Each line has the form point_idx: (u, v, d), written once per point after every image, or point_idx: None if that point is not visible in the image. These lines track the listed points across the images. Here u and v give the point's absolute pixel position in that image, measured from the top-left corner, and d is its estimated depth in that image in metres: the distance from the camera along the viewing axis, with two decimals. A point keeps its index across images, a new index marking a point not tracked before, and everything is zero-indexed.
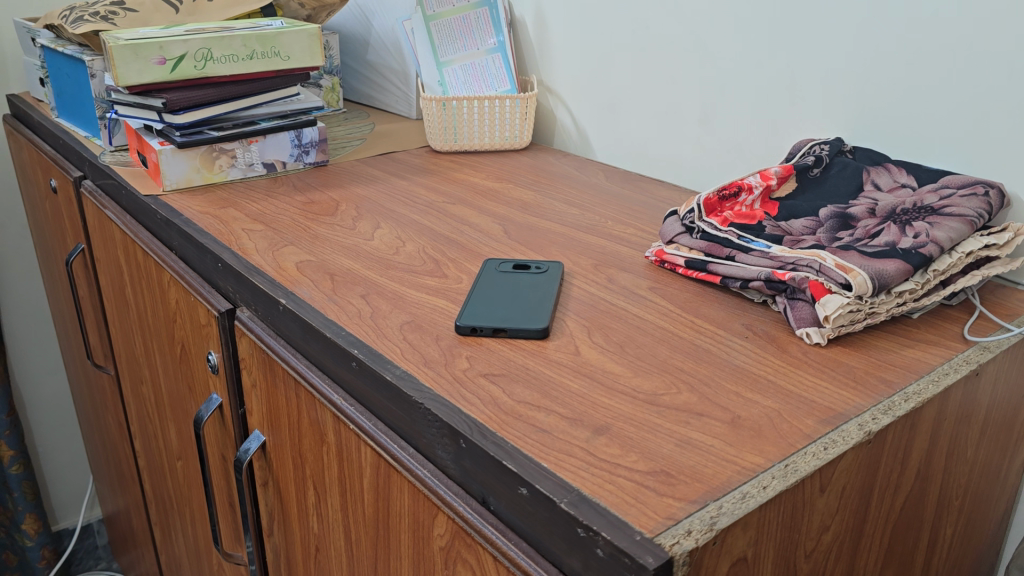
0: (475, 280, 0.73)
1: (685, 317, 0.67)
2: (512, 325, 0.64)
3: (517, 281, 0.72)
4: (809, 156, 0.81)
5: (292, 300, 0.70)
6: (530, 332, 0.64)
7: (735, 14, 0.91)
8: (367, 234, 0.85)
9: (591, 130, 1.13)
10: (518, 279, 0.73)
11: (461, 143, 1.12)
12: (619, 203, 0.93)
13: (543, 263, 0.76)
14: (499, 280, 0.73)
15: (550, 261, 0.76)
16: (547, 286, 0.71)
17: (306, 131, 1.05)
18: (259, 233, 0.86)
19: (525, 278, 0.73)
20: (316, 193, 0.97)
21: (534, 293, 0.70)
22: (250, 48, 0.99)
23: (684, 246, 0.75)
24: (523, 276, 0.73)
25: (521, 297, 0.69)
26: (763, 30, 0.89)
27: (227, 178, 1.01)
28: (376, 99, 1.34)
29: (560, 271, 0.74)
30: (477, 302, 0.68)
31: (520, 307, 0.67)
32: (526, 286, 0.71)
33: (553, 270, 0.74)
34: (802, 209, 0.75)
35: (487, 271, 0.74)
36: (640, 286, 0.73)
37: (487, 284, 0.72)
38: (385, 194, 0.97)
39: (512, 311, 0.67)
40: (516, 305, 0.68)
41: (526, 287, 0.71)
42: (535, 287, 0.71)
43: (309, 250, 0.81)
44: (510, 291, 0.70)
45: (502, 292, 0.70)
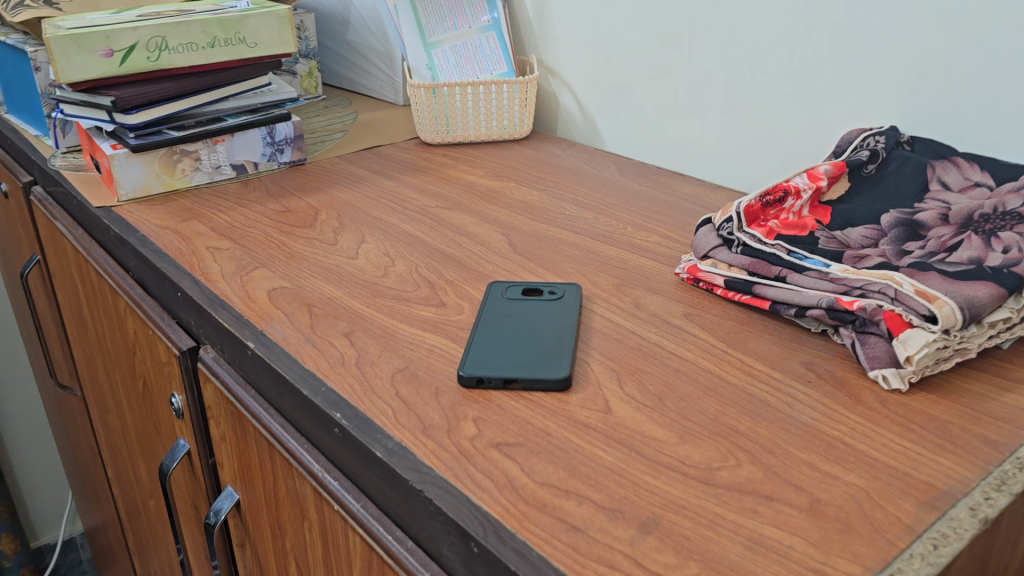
0: (479, 311, 0.62)
1: (732, 357, 0.56)
2: (526, 376, 0.53)
3: (529, 313, 0.61)
4: (862, 149, 0.69)
5: (261, 343, 0.59)
6: (549, 383, 0.53)
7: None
8: (350, 251, 0.73)
9: (599, 116, 1.01)
10: (530, 309, 0.62)
11: (454, 135, 1.00)
12: (638, 203, 0.82)
13: (557, 287, 0.65)
14: (507, 313, 0.61)
15: (566, 283, 0.65)
16: (565, 318, 0.60)
17: (279, 127, 0.92)
18: (225, 251, 0.74)
19: (539, 308, 0.62)
20: (292, 199, 0.85)
21: (549, 327, 0.59)
22: (211, 36, 0.86)
23: (721, 263, 0.64)
24: (534, 307, 0.62)
25: (534, 334, 0.58)
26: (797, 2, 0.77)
27: (191, 184, 0.89)
28: (358, 84, 1.22)
29: (578, 298, 0.63)
30: (483, 343, 0.57)
31: (535, 347, 0.56)
32: (539, 319, 0.60)
33: (570, 296, 0.63)
34: (859, 215, 0.64)
35: (491, 302, 0.63)
36: (673, 313, 0.62)
37: (492, 317, 0.61)
38: (370, 198, 0.85)
39: (525, 353, 0.56)
40: (529, 344, 0.57)
41: (540, 322, 0.60)
42: (551, 320, 0.60)
43: (282, 273, 0.70)
44: (519, 325, 0.59)
45: (511, 328, 0.59)
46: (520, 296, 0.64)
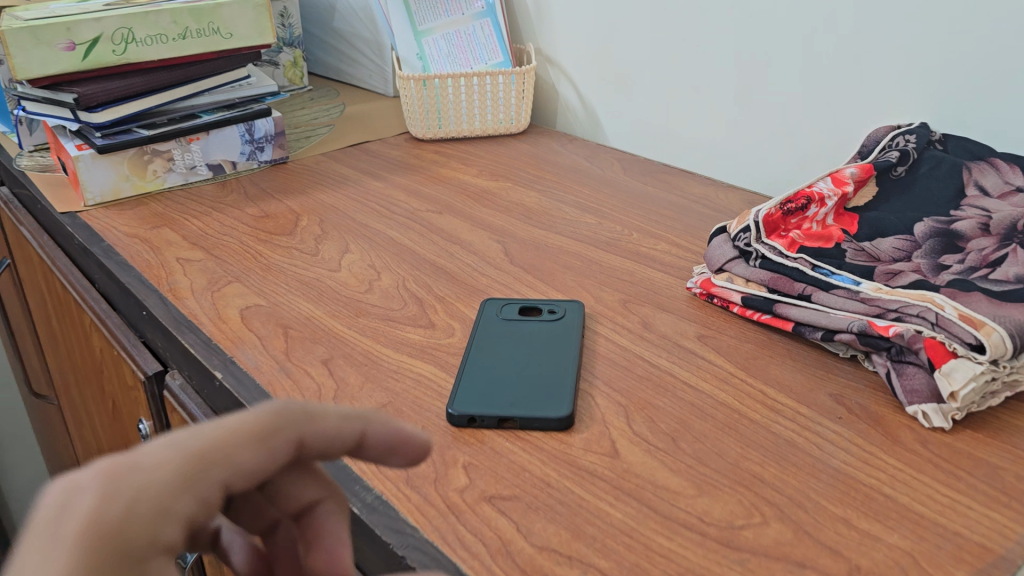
0: (472, 335, 0.56)
1: (753, 388, 0.51)
2: (524, 414, 0.47)
3: (526, 338, 0.55)
4: (890, 149, 0.63)
5: (230, 373, 0.53)
6: (548, 422, 0.47)
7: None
8: (332, 261, 0.68)
9: (601, 108, 0.95)
10: (527, 332, 0.56)
11: (446, 130, 0.94)
12: (644, 206, 0.76)
13: (557, 305, 0.59)
14: (502, 337, 0.56)
15: (567, 300, 0.59)
16: (566, 342, 0.55)
17: (259, 123, 0.86)
18: (197, 262, 0.68)
19: (537, 330, 0.56)
20: (272, 201, 0.79)
21: (548, 354, 0.53)
22: (182, 26, 0.79)
23: (738, 277, 0.58)
24: (532, 329, 0.56)
25: (532, 363, 0.52)
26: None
27: (164, 186, 0.83)
28: (346, 73, 1.16)
29: (579, 318, 0.57)
30: (475, 374, 0.51)
31: (533, 378, 0.51)
32: (538, 344, 0.54)
33: (572, 315, 0.58)
34: (889, 224, 0.58)
35: (485, 324, 0.57)
36: (686, 335, 0.56)
37: (486, 343, 0.55)
38: (355, 200, 0.79)
39: (522, 387, 0.50)
40: (525, 376, 0.51)
41: (538, 348, 0.54)
42: (550, 346, 0.54)
43: (257, 288, 0.64)
44: (516, 352, 0.54)
45: (506, 355, 0.53)
46: (517, 316, 0.58)
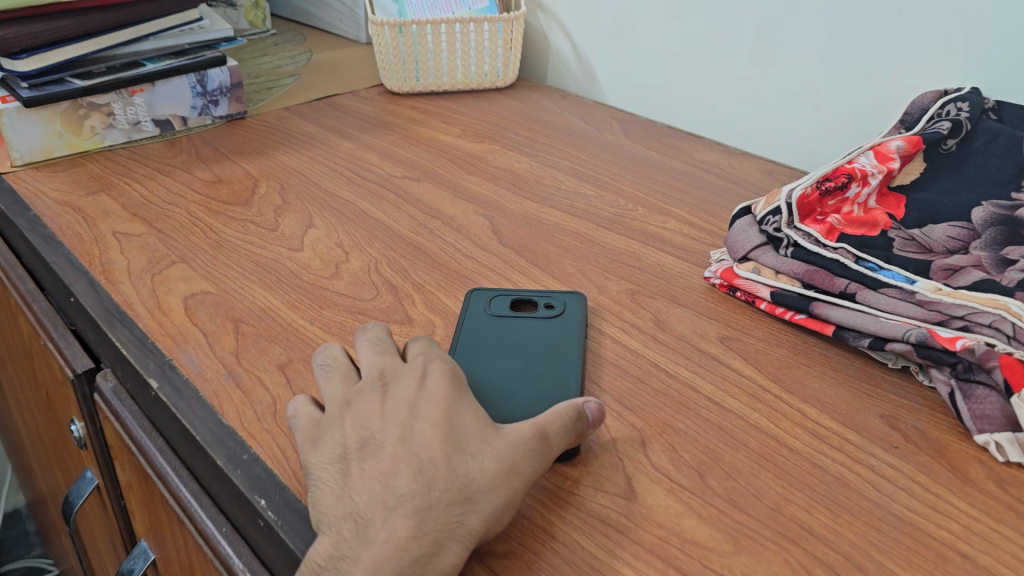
0: (458, 332, 0.47)
1: (790, 408, 0.43)
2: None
3: (520, 337, 0.47)
4: (940, 119, 0.55)
5: (169, 382, 0.45)
6: (560, 454, 0.39)
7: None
8: (292, 238, 0.58)
9: (596, 60, 0.85)
10: (521, 326, 0.48)
11: (425, 83, 0.85)
12: (648, 175, 0.68)
13: (554, 299, 0.50)
14: (494, 336, 0.47)
15: (567, 292, 0.51)
16: (568, 344, 0.46)
17: (212, 74, 0.76)
18: (136, 236, 0.58)
19: (533, 329, 0.48)
20: (226, 163, 0.70)
21: (549, 359, 0.45)
22: None
23: (766, 268, 0.50)
24: (527, 326, 0.48)
25: (532, 370, 0.44)
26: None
27: (103, 144, 0.72)
28: (314, 16, 1.05)
29: (581, 315, 0.49)
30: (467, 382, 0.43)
31: (537, 392, 0.42)
32: (535, 346, 0.46)
33: (573, 309, 0.49)
34: (943, 208, 0.50)
35: (473, 320, 0.49)
36: (707, 337, 0.48)
37: (475, 342, 0.46)
38: (321, 163, 0.70)
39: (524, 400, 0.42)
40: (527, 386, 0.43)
41: (537, 350, 0.46)
42: (551, 347, 0.46)
43: (205, 270, 0.55)
44: (511, 355, 0.45)
45: (501, 358, 0.45)
46: (507, 308, 0.50)
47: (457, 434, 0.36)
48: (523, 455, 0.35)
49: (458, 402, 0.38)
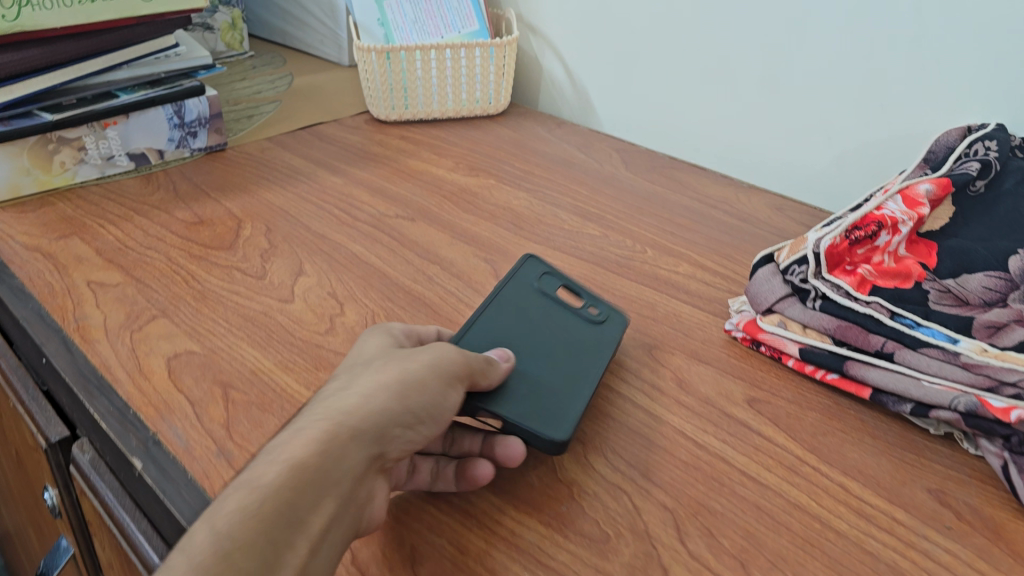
0: (494, 292, 0.47)
1: (831, 483, 0.40)
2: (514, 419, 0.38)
3: (554, 325, 0.46)
4: (968, 159, 0.52)
5: (154, 460, 0.41)
6: (539, 440, 0.38)
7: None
8: (282, 287, 0.54)
9: (590, 87, 0.82)
10: (559, 313, 0.47)
11: (414, 111, 0.81)
12: (655, 213, 0.64)
13: (600, 307, 0.49)
14: (528, 312, 0.46)
15: (614, 306, 0.50)
16: (596, 354, 0.45)
17: (191, 105, 0.72)
18: (112, 287, 0.54)
19: (571, 323, 0.47)
20: (208, 201, 0.66)
21: (576, 355, 0.44)
22: None
23: (793, 322, 0.47)
24: (566, 318, 0.47)
25: (554, 357, 0.43)
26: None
27: (74, 180, 0.68)
28: (293, 37, 1.02)
29: (617, 329, 0.48)
30: (483, 343, 0.43)
31: (545, 383, 0.41)
32: (567, 339, 0.45)
33: (615, 322, 0.48)
34: (978, 257, 0.48)
35: (514, 287, 0.48)
36: (735, 400, 0.45)
37: (507, 310, 0.46)
38: (309, 200, 0.66)
39: (531, 384, 0.41)
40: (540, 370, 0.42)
41: (565, 342, 0.45)
42: (581, 348, 0.45)
43: (189, 325, 0.50)
44: (541, 336, 0.44)
45: (529, 336, 0.44)
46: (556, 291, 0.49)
47: (363, 361, 0.36)
48: (416, 364, 0.34)
49: (374, 343, 0.38)
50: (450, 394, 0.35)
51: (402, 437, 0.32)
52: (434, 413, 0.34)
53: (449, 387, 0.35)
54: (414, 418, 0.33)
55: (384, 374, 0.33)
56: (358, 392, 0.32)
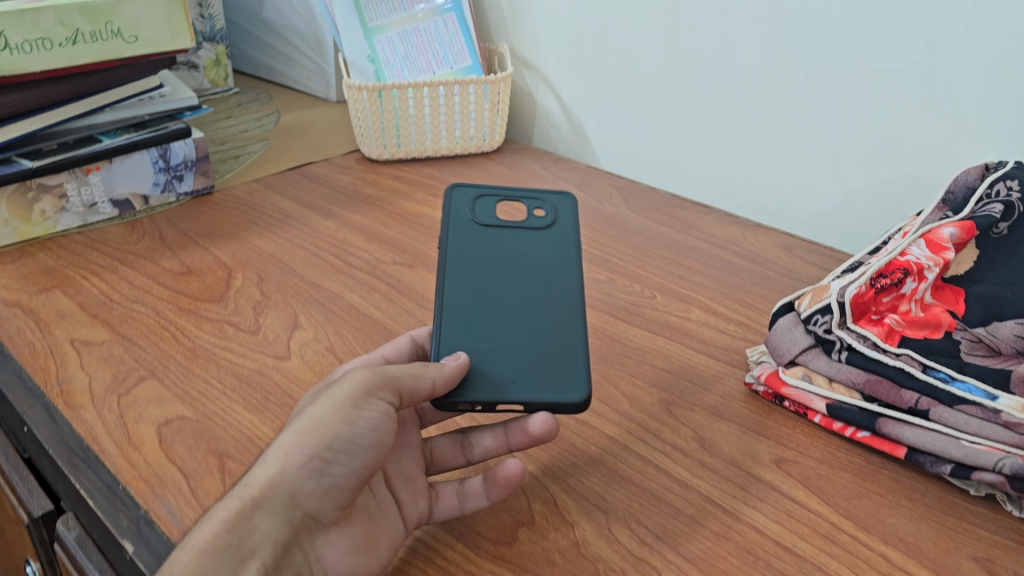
0: (441, 235, 0.48)
1: (871, 553, 0.37)
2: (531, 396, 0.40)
3: (514, 250, 0.48)
4: (990, 201, 0.50)
5: (146, 543, 0.38)
6: (561, 406, 0.40)
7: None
8: (277, 342, 0.52)
9: (587, 123, 0.80)
10: (513, 241, 0.48)
11: (406, 150, 0.79)
12: (661, 255, 0.62)
13: (544, 205, 0.51)
14: (483, 247, 0.48)
15: (556, 193, 0.52)
16: (566, 264, 0.47)
17: (176, 147, 0.69)
18: (97, 345, 0.51)
19: (529, 243, 0.48)
20: (195, 248, 0.63)
21: (550, 282, 0.46)
22: (73, 28, 0.60)
23: (817, 375, 0.45)
24: (521, 236, 0.49)
25: (535, 298, 0.45)
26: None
27: (56, 229, 0.65)
28: (280, 73, 0.99)
29: (569, 215, 0.51)
30: (466, 315, 0.44)
31: (542, 336, 0.43)
32: (529, 264, 0.47)
33: (563, 222, 0.50)
34: (1011, 305, 0.45)
35: (455, 222, 0.49)
36: (761, 460, 0.43)
37: (464, 256, 0.47)
38: (301, 247, 0.63)
39: (528, 344, 0.43)
40: (530, 321, 0.44)
41: (535, 273, 0.47)
42: (548, 269, 0.47)
43: (179, 387, 0.48)
44: (510, 277, 0.46)
45: (499, 281, 0.46)
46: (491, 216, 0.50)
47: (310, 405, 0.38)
48: (324, 404, 0.35)
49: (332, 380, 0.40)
50: (362, 414, 0.35)
51: (325, 484, 0.34)
52: (348, 444, 0.34)
53: (360, 410, 0.35)
54: (322, 462, 0.34)
55: (289, 430, 0.35)
56: (264, 461, 0.34)
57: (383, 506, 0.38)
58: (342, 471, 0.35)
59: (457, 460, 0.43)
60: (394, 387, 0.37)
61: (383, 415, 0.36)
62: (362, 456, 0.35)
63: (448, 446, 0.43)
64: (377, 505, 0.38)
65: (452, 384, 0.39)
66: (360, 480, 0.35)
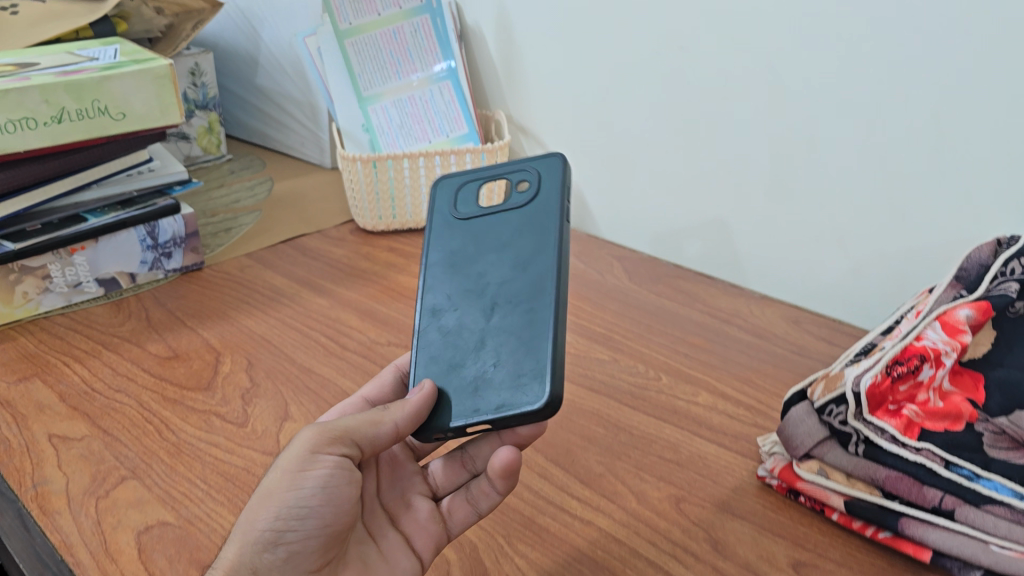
0: (425, 245, 0.47)
1: None
2: (495, 411, 0.38)
3: (494, 239, 0.46)
4: (1005, 279, 0.47)
5: None
6: (528, 415, 0.37)
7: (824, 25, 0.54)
8: (266, 435, 0.49)
9: (586, 191, 0.78)
10: (492, 226, 0.46)
11: (401, 221, 0.78)
12: (666, 332, 0.61)
13: (526, 173, 0.48)
14: (461, 243, 0.47)
15: (540, 157, 0.48)
16: (544, 237, 0.44)
17: (164, 224, 0.67)
18: (76, 441, 0.49)
19: (507, 224, 0.46)
20: (183, 330, 0.61)
21: (526, 265, 0.43)
22: (58, 106, 0.58)
23: (834, 469, 0.43)
24: (500, 220, 0.46)
25: (508, 288, 0.43)
26: (881, 46, 0.52)
27: (39, 311, 0.63)
28: (274, 139, 0.98)
29: (554, 178, 0.47)
30: (442, 328, 0.43)
31: (514, 333, 0.41)
32: (506, 248, 0.45)
33: (547, 188, 0.47)
34: None
35: (438, 225, 0.48)
36: (778, 564, 0.40)
37: (445, 262, 0.46)
38: (293, 327, 0.61)
39: (497, 346, 0.41)
40: (502, 316, 0.42)
41: (510, 255, 0.44)
42: (527, 246, 0.44)
43: (162, 488, 0.45)
44: (486, 268, 0.44)
45: (474, 277, 0.44)
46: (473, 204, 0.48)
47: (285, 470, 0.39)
48: (277, 471, 0.36)
49: None
50: (309, 474, 0.36)
51: (285, 551, 0.35)
52: (297, 508, 0.35)
53: (308, 470, 0.36)
54: (275, 532, 0.35)
55: (248, 506, 0.36)
56: (228, 542, 0.36)
57: (384, 551, 0.39)
58: (298, 536, 0.35)
59: (463, 476, 0.43)
60: (345, 439, 0.37)
61: (334, 469, 0.36)
62: (316, 516, 0.35)
63: (449, 467, 0.43)
64: (377, 553, 0.39)
65: (419, 418, 0.39)
66: (323, 541, 0.36)
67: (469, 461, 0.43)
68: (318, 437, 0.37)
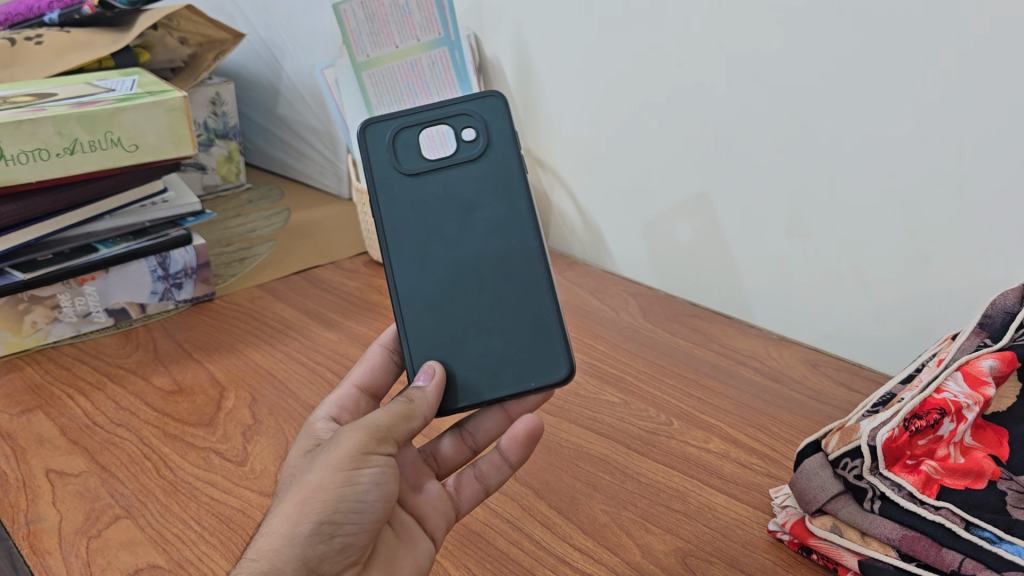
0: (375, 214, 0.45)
1: None
2: (521, 389, 0.42)
3: (457, 201, 0.45)
4: None
5: None
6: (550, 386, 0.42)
7: (843, 62, 0.53)
8: (265, 476, 0.48)
9: (603, 227, 0.77)
10: (450, 188, 0.45)
11: None
12: (678, 373, 0.59)
13: (469, 123, 0.46)
14: (423, 209, 0.45)
15: (477, 99, 0.46)
16: (513, 205, 0.45)
17: (175, 254, 0.67)
18: (73, 476, 0.48)
19: (467, 188, 0.45)
20: (189, 364, 0.60)
21: (504, 230, 0.45)
22: (70, 137, 0.59)
23: (849, 528, 0.41)
24: (455, 179, 0.45)
25: (494, 256, 0.44)
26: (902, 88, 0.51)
27: (48, 340, 0.63)
28: (294, 169, 0.98)
29: (500, 121, 0.46)
30: (429, 308, 0.44)
31: (512, 310, 0.44)
32: (474, 216, 0.45)
33: (493, 144, 0.46)
34: None
35: (385, 186, 0.45)
36: None
37: (412, 229, 0.45)
38: (300, 361, 0.60)
39: (500, 320, 0.43)
40: (495, 291, 0.44)
41: (482, 223, 0.45)
42: (497, 207, 0.45)
43: (155, 528, 0.44)
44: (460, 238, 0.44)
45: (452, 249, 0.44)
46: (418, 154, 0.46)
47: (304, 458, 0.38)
48: (327, 465, 0.36)
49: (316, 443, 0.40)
50: (363, 472, 0.36)
51: (340, 541, 0.35)
52: (355, 503, 0.35)
53: (360, 469, 0.36)
54: (333, 526, 0.35)
55: (288, 498, 0.35)
56: (266, 531, 0.34)
57: (401, 534, 0.40)
58: (351, 530, 0.35)
59: (463, 452, 0.46)
60: (388, 438, 0.38)
61: (383, 469, 0.37)
62: (371, 510, 0.36)
63: (451, 445, 0.46)
64: (395, 538, 0.40)
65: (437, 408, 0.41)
66: (369, 534, 0.36)
67: (470, 438, 0.46)
68: (368, 436, 0.37)
